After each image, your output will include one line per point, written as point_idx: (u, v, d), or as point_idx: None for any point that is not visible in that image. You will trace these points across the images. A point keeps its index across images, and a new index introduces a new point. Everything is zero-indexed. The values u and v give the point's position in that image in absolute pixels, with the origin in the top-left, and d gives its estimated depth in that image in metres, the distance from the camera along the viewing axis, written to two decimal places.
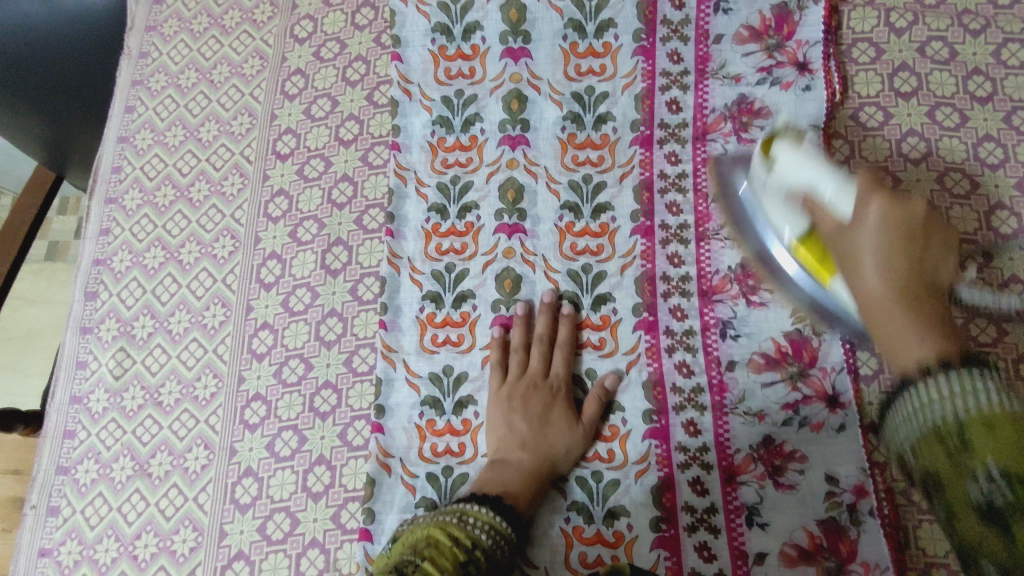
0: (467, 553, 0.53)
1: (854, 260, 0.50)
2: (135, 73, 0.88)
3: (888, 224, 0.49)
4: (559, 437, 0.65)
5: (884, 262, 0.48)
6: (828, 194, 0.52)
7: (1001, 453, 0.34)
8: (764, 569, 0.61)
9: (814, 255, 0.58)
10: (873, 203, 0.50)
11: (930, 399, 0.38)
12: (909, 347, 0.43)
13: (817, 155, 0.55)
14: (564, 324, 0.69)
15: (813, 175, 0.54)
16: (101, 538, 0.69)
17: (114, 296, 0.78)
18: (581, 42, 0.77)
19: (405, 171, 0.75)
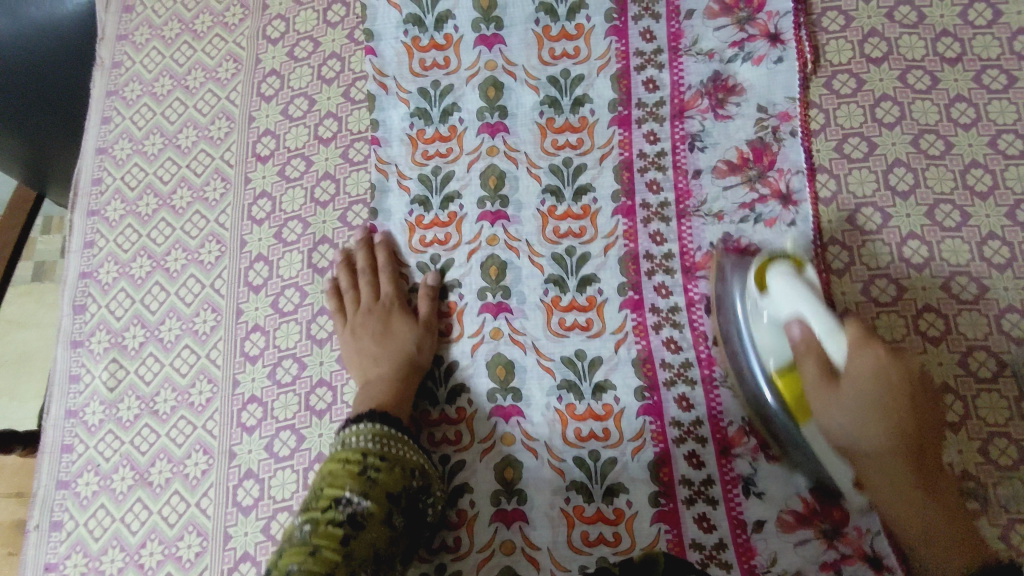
0: (360, 462, 0.58)
1: (854, 424, 0.54)
2: (109, 84, 0.87)
3: (885, 382, 0.53)
4: (406, 338, 0.69)
5: (885, 426, 0.54)
6: (817, 333, 0.54)
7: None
8: (763, 537, 0.62)
9: (793, 389, 0.58)
10: (864, 355, 0.53)
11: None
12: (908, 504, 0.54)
13: (809, 288, 0.56)
14: (380, 250, 0.73)
15: (807, 312, 0.55)
16: (106, 550, 0.70)
17: (103, 308, 0.78)
18: (553, 25, 0.77)
19: (386, 165, 0.76)
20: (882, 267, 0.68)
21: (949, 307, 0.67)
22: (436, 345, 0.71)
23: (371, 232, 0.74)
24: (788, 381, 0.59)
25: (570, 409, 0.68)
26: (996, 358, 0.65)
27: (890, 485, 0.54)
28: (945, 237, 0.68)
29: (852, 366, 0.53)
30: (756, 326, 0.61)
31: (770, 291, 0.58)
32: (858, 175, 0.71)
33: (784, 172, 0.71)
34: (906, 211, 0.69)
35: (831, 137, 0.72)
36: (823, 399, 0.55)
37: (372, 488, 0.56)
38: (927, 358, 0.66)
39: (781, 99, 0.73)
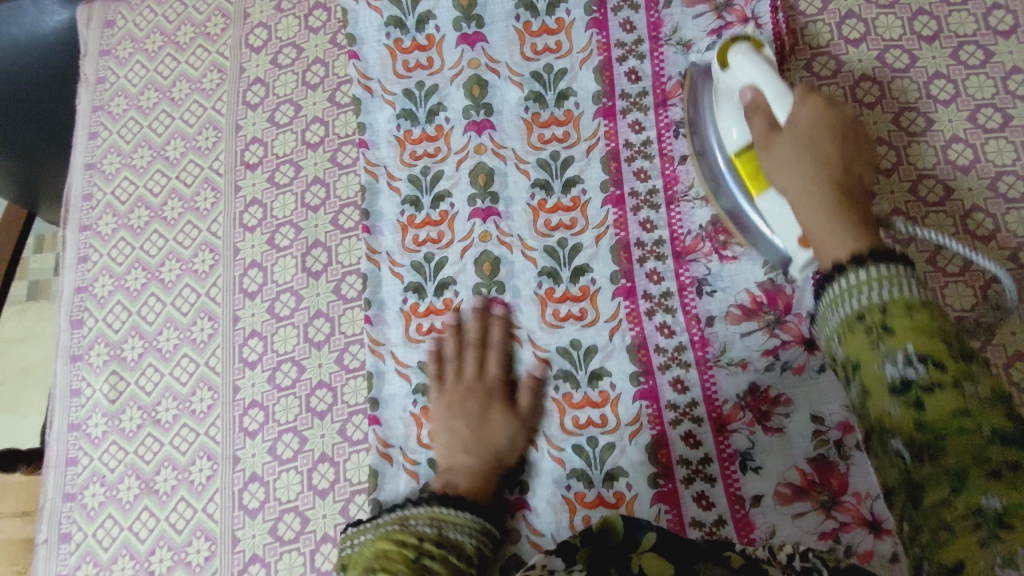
0: (415, 548, 0.56)
1: (784, 162, 0.57)
2: (94, 99, 0.88)
3: (818, 125, 0.57)
4: (500, 432, 0.66)
5: (820, 161, 0.55)
6: (769, 97, 0.60)
7: (920, 342, 0.38)
8: (762, 511, 0.63)
9: (748, 163, 0.64)
10: (804, 104, 0.58)
11: (865, 282, 0.42)
12: (835, 240, 0.50)
13: (765, 62, 0.62)
14: (494, 324, 0.71)
15: (760, 76, 0.61)
16: (116, 559, 0.70)
17: (101, 321, 0.79)
18: (533, 21, 0.78)
19: (375, 167, 0.76)
20: None
21: (936, 280, 0.68)
22: (527, 441, 0.68)
23: (483, 301, 0.72)
24: (745, 159, 0.64)
25: (567, 397, 0.69)
26: (984, 328, 0.66)
27: (813, 206, 0.54)
28: (929, 212, 0.70)
29: (793, 114, 0.58)
30: (720, 106, 0.66)
31: (728, 67, 0.64)
32: None
33: None
34: (889, 188, 0.71)
35: None
36: (763, 147, 0.59)
37: None
38: None
39: None
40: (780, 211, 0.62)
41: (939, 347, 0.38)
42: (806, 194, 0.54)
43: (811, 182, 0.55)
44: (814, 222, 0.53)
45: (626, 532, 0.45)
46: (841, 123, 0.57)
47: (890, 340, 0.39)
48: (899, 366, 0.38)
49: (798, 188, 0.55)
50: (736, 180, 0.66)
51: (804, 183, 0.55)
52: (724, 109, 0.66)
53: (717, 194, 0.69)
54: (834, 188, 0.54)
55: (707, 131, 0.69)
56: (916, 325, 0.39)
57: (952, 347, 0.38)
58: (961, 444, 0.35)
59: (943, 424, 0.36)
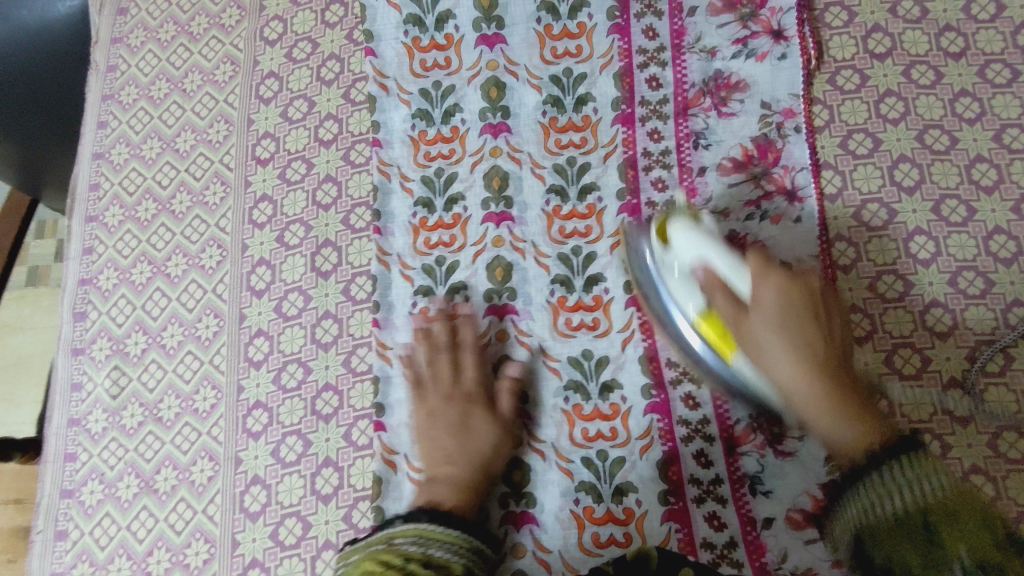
0: (401, 567, 0.53)
1: (769, 360, 0.56)
2: (105, 88, 0.86)
3: (790, 301, 0.56)
4: (482, 438, 0.65)
5: (796, 341, 0.55)
6: (724, 271, 0.58)
7: (972, 548, 0.44)
8: (773, 534, 0.61)
9: (716, 328, 0.60)
10: (765, 281, 0.56)
11: (893, 484, 0.49)
12: (837, 431, 0.54)
13: (707, 231, 0.59)
14: (464, 327, 0.69)
15: (710, 252, 0.58)
16: (113, 558, 0.69)
17: (104, 315, 0.77)
18: (555, 24, 0.77)
19: (388, 167, 0.75)
20: (889, 263, 0.69)
21: (958, 302, 0.67)
22: (513, 444, 0.66)
23: (449, 304, 0.71)
24: (709, 321, 0.60)
25: (577, 409, 0.67)
26: (1004, 353, 0.65)
27: (821, 411, 0.54)
28: (952, 232, 0.68)
29: (758, 291, 0.56)
30: (669, 278, 0.62)
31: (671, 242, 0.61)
32: (863, 171, 0.71)
33: (789, 169, 0.71)
34: (913, 207, 0.69)
35: (836, 133, 0.72)
36: (738, 325, 0.57)
37: None
38: (936, 353, 0.66)
39: (785, 96, 0.73)
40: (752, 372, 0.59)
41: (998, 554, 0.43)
42: (808, 392, 0.54)
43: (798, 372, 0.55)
44: (817, 415, 0.55)
45: (662, 563, 0.50)
46: (803, 289, 0.57)
47: (940, 552, 0.44)
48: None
49: (788, 379, 0.55)
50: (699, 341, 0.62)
51: (794, 373, 0.55)
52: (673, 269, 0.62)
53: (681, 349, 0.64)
54: (819, 381, 0.54)
55: (650, 278, 0.65)
56: (963, 531, 0.44)
57: (998, 544, 0.44)
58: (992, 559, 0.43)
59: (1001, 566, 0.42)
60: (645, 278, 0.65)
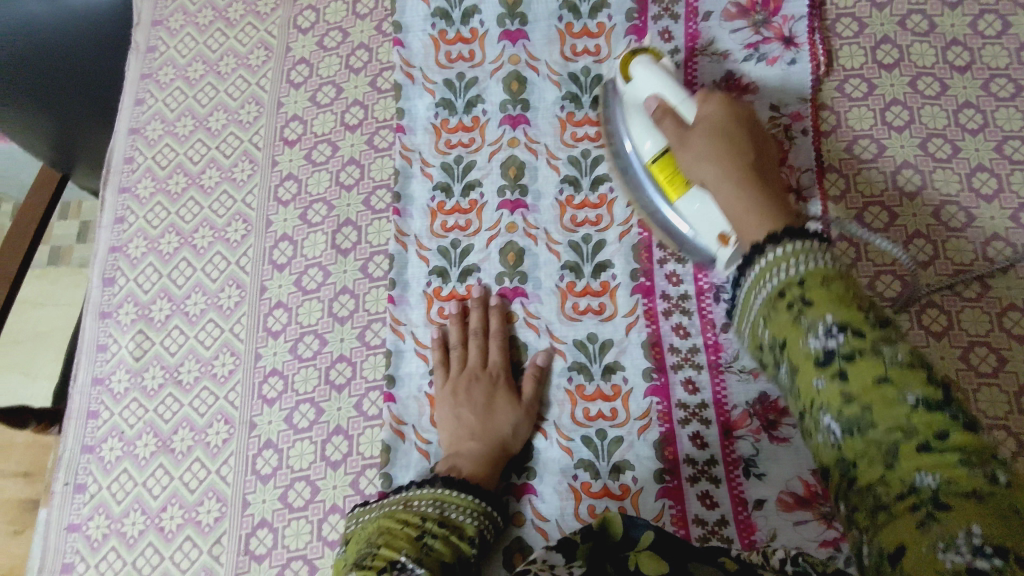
0: (419, 527, 0.56)
1: (697, 167, 0.60)
2: (143, 67, 0.90)
3: (726, 119, 0.61)
4: (505, 420, 0.67)
5: (729, 142, 0.59)
6: (675, 104, 0.63)
7: (839, 311, 0.42)
8: (763, 515, 0.63)
9: (666, 167, 0.65)
10: (707, 105, 0.62)
11: (784, 258, 0.45)
12: (749, 221, 0.54)
13: (665, 73, 0.65)
14: (494, 315, 0.72)
15: (665, 86, 0.64)
16: (128, 513, 0.72)
17: (132, 281, 0.81)
18: (576, 22, 0.80)
19: (410, 152, 0.78)
20: (888, 263, 0.71)
21: (953, 304, 0.69)
22: (531, 430, 0.69)
23: (485, 292, 0.74)
24: (660, 161, 0.65)
25: (580, 389, 0.70)
26: (996, 354, 0.67)
27: (739, 202, 0.56)
28: (950, 236, 0.71)
29: (703, 112, 0.61)
30: (629, 116, 0.68)
31: (630, 80, 0.67)
32: (866, 175, 0.74)
33: (795, 169, 0.74)
34: (913, 211, 0.72)
35: (841, 138, 0.75)
36: (678, 141, 0.61)
37: (429, 553, 0.54)
38: (930, 351, 0.68)
39: (794, 100, 0.76)
40: (698, 207, 0.63)
41: (855, 316, 0.41)
42: (726, 180, 0.57)
43: (719, 171, 0.58)
44: (731, 207, 0.56)
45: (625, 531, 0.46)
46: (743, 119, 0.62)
47: (808, 315, 0.42)
48: (828, 429, 0.40)
49: (717, 177, 0.58)
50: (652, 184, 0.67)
51: (720, 169, 0.58)
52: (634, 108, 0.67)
53: (639, 201, 0.70)
54: (737, 173, 0.57)
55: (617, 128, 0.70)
56: (832, 298, 0.42)
57: (869, 318, 0.41)
58: (889, 417, 0.38)
59: (867, 396, 0.39)
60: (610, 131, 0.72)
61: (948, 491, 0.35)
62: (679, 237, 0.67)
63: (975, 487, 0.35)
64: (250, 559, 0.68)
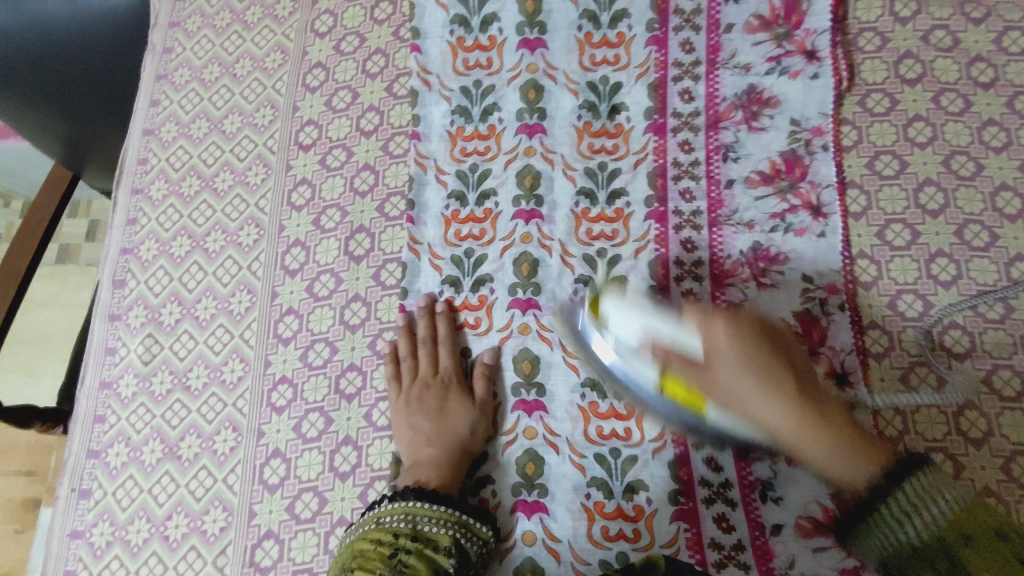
0: (391, 544, 0.57)
1: (749, 409, 0.56)
2: (159, 68, 0.90)
3: (742, 338, 0.55)
4: (461, 423, 0.68)
5: (770, 374, 0.55)
6: (670, 334, 0.58)
7: (991, 562, 0.45)
8: (780, 540, 0.62)
9: (679, 389, 0.59)
10: (711, 331, 0.55)
11: (915, 504, 0.49)
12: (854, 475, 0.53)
13: (641, 306, 0.61)
14: (441, 321, 0.72)
15: (653, 320, 0.59)
16: (133, 520, 0.71)
17: (142, 284, 0.80)
18: (595, 32, 0.79)
19: (425, 160, 0.78)
20: (910, 282, 0.69)
21: (977, 325, 0.68)
22: (489, 428, 0.69)
23: (430, 299, 0.73)
24: (672, 385, 0.60)
25: (593, 406, 0.69)
26: (1020, 378, 0.65)
27: (824, 448, 0.54)
28: (974, 256, 0.70)
29: (711, 339, 0.55)
30: (621, 352, 0.62)
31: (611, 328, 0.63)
32: (888, 192, 0.72)
33: (816, 185, 0.73)
34: (935, 230, 0.71)
35: (863, 153, 0.74)
36: (710, 383, 0.56)
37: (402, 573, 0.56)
38: (953, 374, 0.67)
39: (815, 115, 0.75)
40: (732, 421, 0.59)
41: (1002, 553, 0.45)
42: (797, 428, 0.54)
43: (785, 417, 0.54)
44: (819, 451, 0.54)
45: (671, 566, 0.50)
46: (755, 326, 0.56)
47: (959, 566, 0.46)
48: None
49: (788, 430, 0.54)
50: (670, 404, 0.62)
51: (784, 421, 0.54)
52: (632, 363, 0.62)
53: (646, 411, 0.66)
54: (808, 416, 0.54)
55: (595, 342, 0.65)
56: (970, 537, 0.46)
57: (991, 534, 0.46)
58: None
59: None
60: (590, 352, 0.67)
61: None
62: (729, 442, 0.63)
63: None
64: (255, 571, 0.67)
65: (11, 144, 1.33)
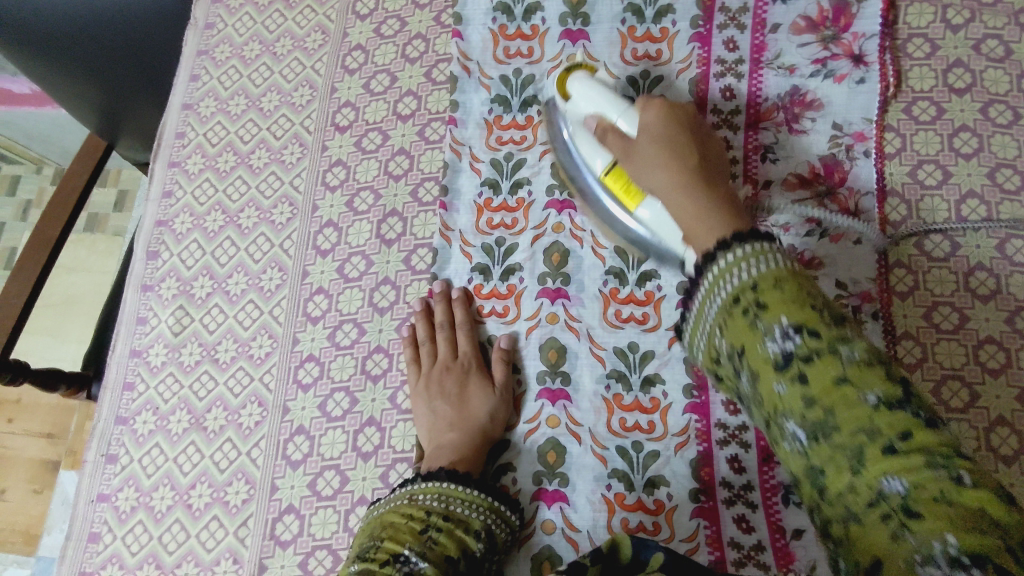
0: (423, 520, 0.57)
1: (644, 168, 0.60)
2: (201, 44, 0.90)
3: (664, 122, 0.61)
4: (481, 408, 0.68)
5: (670, 149, 0.59)
6: (617, 118, 0.62)
7: (791, 311, 0.43)
8: (802, 545, 0.62)
9: (620, 179, 0.63)
10: (644, 111, 0.61)
11: (737, 264, 0.48)
12: (706, 227, 0.53)
13: (602, 87, 0.64)
14: (459, 306, 0.72)
15: (605, 104, 0.63)
16: (157, 487, 0.72)
17: (175, 256, 0.81)
18: (638, 26, 0.79)
19: (460, 146, 0.77)
20: (946, 294, 0.68)
21: (1014, 341, 0.66)
22: (508, 415, 0.69)
23: (447, 285, 0.73)
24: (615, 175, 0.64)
25: (617, 398, 0.68)
26: None
27: (685, 216, 0.56)
28: (1015, 271, 0.68)
29: (642, 117, 0.61)
30: (579, 139, 0.67)
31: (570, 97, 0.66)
32: (929, 203, 0.71)
33: (855, 191, 0.72)
34: (976, 242, 0.69)
35: (905, 161, 0.72)
36: (631, 155, 0.61)
37: (431, 548, 0.55)
38: (987, 389, 0.65)
39: (858, 120, 0.74)
40: (657, 215, 0.61)
41: (809, 317, 0.43)
42: (670, 188, 0.57)
43: (662, 178, 0.58)
44: (684, 217, 0.56)
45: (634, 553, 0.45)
46: (682, 121, 0.62)
47: (764, 313, 0.44)
48: (795, 437, 0.42)
49: (676, 183, 0.57)
50: (613, 199, 0.66)
51: (668, 175, 0.58)
52: (580, 143, 0.67)
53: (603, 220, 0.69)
54: (690, 179, 0.57)
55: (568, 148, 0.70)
56: (780, 297, 0.44)
57: (822, 314, 0.43)
58: (856, 422, 0.39)
59: (829, 397, 0.41)
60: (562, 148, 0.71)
61: (918, 497, 0.37)
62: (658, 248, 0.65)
63: (941, 492, 0.36)
64: (274, 544, 0.67)
65: (47, 111, 1.34)
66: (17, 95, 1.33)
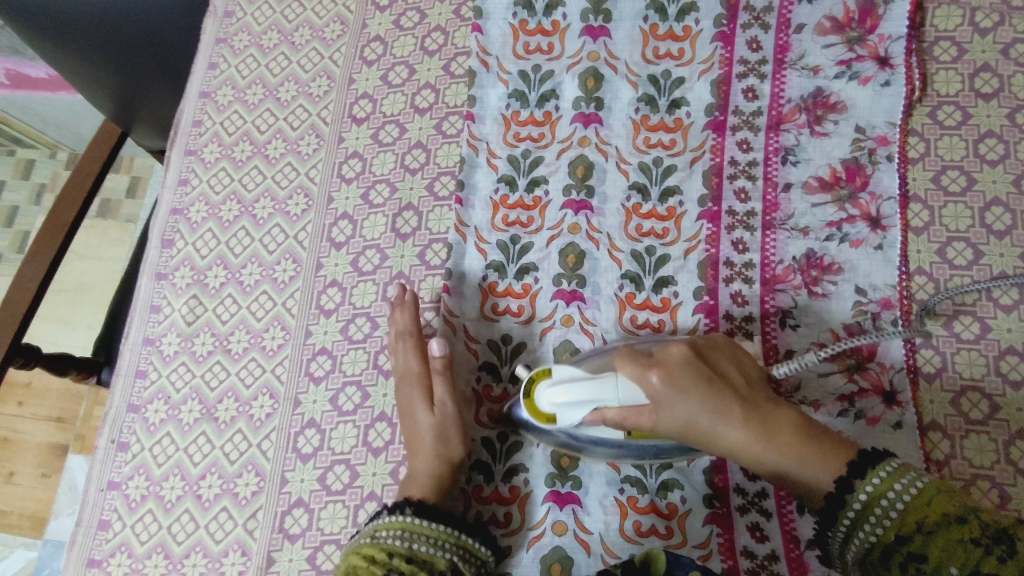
0: (385, 564, 0.56)
1: (696, 431, 0.55)
2: (219, 32, 0.90)
3: (683, 385, 0.53)
4: (427, 429, 0.65)
5: (713, 406, 0.53)
6: (615, 403, 0.54)
7: (951, 555, 0.42)
8: (816, 556, 0.61)
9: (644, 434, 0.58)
10: (653, 385, 0.53)
11: (873, 511, 0.47)
12: (815, 475, 0.52)
13: (576, 375, 0.56)
14: (406, 321, 0.70)
15: (594, 397, 0.54)
16: (167, 476, 0.72)
17: (190, 245, 0.81)
18: (661, 24, 0.78)
19: (477, 141, 0.77)
20: (968, 303, 0.67)
21: None
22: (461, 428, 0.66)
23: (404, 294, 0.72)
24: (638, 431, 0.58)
25: None
26: None
27: (778, 466, 0.53)
28: None
29: (653, 389, 0.53)
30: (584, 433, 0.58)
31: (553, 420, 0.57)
32: (953, 209, 0.70)
33: (876, 196, 0.71)
34: (1000, 251, 0.68)
35: (929, 167, 0.71)
36: (666, 420, 0.54)
37: None
38: (1008, 401, 0.64)
39: (881, 124, 0.72)
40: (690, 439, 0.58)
41: (967, 553, 0.42)
42: (748, 448, 0.54)
43: (731, 436, 0.53)
44: (775, 463, 0.53)
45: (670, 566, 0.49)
46: (691, 362, 0.55)
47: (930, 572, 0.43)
48: None
49: (746, 442, 0.53)
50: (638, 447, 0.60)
51: (737, 438, 0.53)
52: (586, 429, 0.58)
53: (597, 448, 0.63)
54: (758, 428, 0.53)
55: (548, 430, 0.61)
56: (931, 544, 0.44)
57: (979, 538, 0.42)
58: None
59: None
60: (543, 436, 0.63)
61: None
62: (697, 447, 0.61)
63: None
64: (283, 538, 0.67)
65: (62, 96, 1.34)
66: (32, 79, 1.32)
